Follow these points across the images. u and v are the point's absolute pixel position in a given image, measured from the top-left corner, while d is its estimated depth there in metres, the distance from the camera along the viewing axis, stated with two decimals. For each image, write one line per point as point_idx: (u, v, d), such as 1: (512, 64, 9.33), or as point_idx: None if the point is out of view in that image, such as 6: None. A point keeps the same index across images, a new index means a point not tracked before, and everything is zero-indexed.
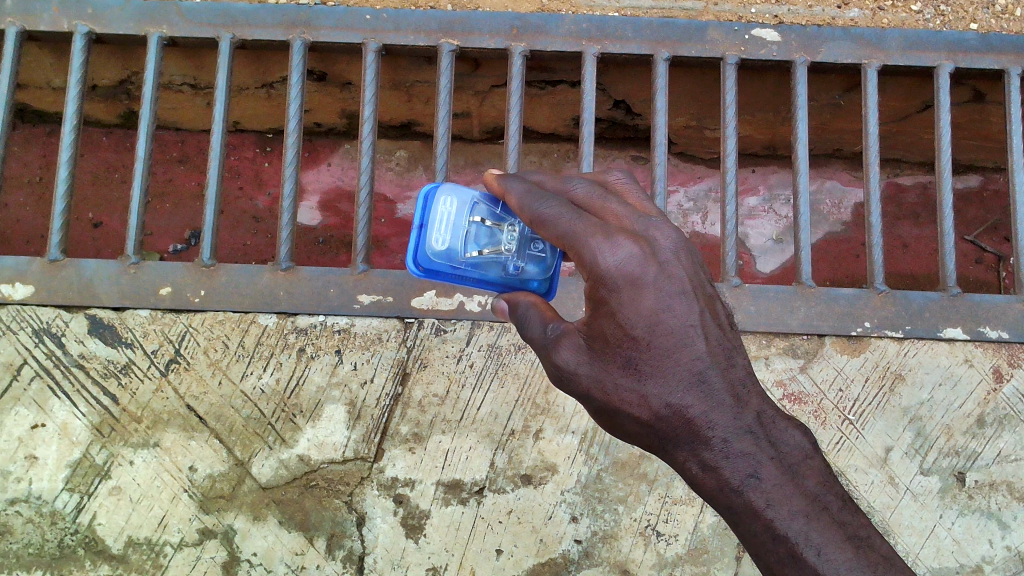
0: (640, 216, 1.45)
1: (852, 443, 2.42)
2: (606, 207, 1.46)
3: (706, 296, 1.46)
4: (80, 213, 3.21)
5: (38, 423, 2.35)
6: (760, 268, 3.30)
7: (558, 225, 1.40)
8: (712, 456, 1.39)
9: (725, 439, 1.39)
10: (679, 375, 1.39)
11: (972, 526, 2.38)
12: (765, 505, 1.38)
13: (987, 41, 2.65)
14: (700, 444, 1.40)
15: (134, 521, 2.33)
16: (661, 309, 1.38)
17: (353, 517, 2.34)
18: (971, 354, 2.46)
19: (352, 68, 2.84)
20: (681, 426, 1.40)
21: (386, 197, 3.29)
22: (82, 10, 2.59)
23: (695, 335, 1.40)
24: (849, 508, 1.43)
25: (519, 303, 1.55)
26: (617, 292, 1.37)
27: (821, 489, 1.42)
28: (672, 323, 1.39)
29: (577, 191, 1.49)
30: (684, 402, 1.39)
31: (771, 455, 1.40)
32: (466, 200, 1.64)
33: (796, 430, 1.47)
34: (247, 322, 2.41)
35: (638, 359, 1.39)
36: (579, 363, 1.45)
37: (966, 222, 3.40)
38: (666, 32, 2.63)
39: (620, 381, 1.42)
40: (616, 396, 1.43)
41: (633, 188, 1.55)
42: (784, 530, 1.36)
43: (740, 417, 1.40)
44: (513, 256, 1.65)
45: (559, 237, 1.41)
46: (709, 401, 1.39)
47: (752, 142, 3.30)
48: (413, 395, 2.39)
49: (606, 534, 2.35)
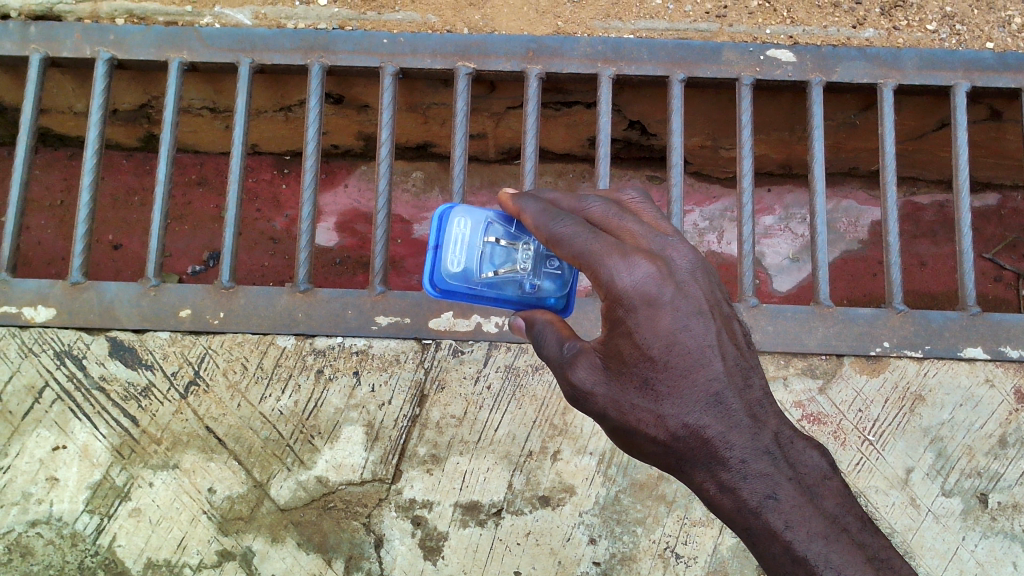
0: (655, 236, 1.45)
1: (872, 464, 2.40)
2: (622, 227, 1.46)
3: (722, 315, 1.46)
4: (100, 235, 3.25)
5: (59, 445, 2.37)
6: (776, 288, 3.29)
7: (574, 244, 1.39)
8: (730, 477, 1.39)
9: (743, 460, 1.38)
10: (696, 395, 1.39)
11: (995, 548, 2.36)
12: (784, 527, 1.37)
13: (1003, 60, 2.65)
14: (718, 464, 1.39)
15: (154, 542, 2.34)
16: (677, 329, 1.38)
17: (371, 539, 2.34)
18: (991, 374, 2.44)
19: (369, 91, 2.87)
20: (698, 447, 1.39)
21: (402, 218, 3.31)
22: (104, 36, 2.64)
23: (711, 355, 1.40)
24: (869, 529, 1.42)
25: (536, 321, 1.55)
26: (634, 311, 1.37)
27: (840, 510, 1.42)
28: (689, 343, 1.39)
29: (592, 209, 1.49)
30: (701, 422, 1.38)
31: (789, 476, 1.40)
32: (480, 220, 1.66)
33: (814, 451, 1.46)
34: (265, 344, 2.42)
35: (654, 379, 1.39)
36: (595, 383, 1.44)
37: (985, 240, 3.38)
38: (681, 54, 2.65)
39: (637, 401, 1.41)
40: (632, 416, 1.41)
41: (648, 206, 1.55)
42: (803, 552, 1.35)
43: (758, 438, 1.40)
44: (529, 274, 1.65)
45: (575, 256, 1.40)
46: (727, 422, 1.39)
47: (767, 161, 3.30)
48: (431, 417, 2.40)
49: (625, 556, 2.33)
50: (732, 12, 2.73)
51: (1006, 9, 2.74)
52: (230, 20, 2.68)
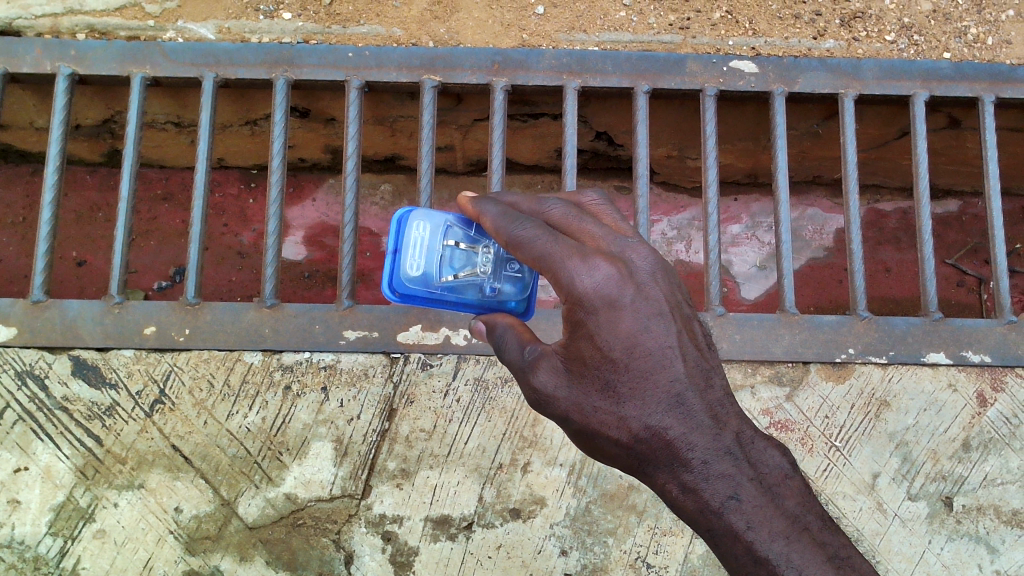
0: (615, 237, 1.45)
1: (840, 470, 2.42)
2: (582, 229, 1.46)
3: (683, 316, 1.47)
4: (63, 252, 3.21)
5: (21, 467, 2.33)
6: (744, 296, 3.32)
7: (534, 247, 1.39)
8: (692, 478, 1.39)
9: (705, 461, 1.39)
10: (658, 397, 1.40)
11: (961, 551, 2.39)
12: (745, 528, 1.37)
13: (960, 69, 2.70)
14: (680, 466, 1.40)
15: (119, 564, 2.31)
16: (638, 331, 1.39)
17: (341, 555, 2.32)
18: (954, 379, 2.48)
19: (335, 104, 2.86)
20: (661, 448, 1.40)
21: (370, 231, 3.30)
22: (65, 52, 2.61)
23: (672, 357, 1.41)
24: (830, 527, 1.43)
25: (496, 325, 1.56)
26: (595, 314, 1.38)
27: (802, 509, 1.42)
28: (650, 344, 1.40)
29: (551, 210, 1.48)
30: (663, 423, 1.39)
31: (750, 476, 1.41)
32: (439, 223, 1.65)
33: (775, 451, 1.47)
34: (232, 360, 2.40)
35: (616, 381, 1.40)
36: (557, 386, 1.45)
37: (947, 246, 3.44)
38: (645, 65, 2.67)
39: (599, 404, 1.42)
40: (594, 418, 1.43)
41: (607, 208, 1.55)
42: (765, 552, 1.35)
43: (720, 438, 1.41)
44: (490, 278, 1.66)
45: (535, 260, 1.39)
46: (688, 423, 1.40)
47: (734, 171, 3.33)
48: (400, 431, 2.38)
49: (596, 567, 2.34)
50: (695, 24, 2.75)
51: (962, 20, 2.79)
52: (194, 34, 2.67)
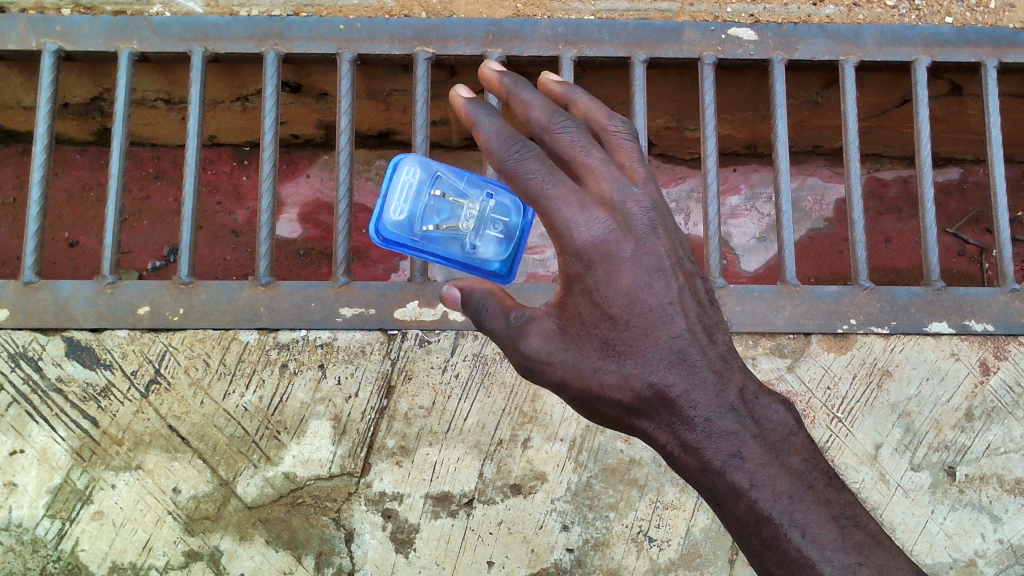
0: (617, 184, 1.43)
1: (842, 441, 2.40)
2: (588, 163, 1.43)
3: (684, 272, 1.48)
4: (56, 232, 3.17)
5: (16, 449, 2.30)
6: (744, 268, 3.30)
7: (530, 183, 1.34)
8: (694, 436, 1.38)
9: (708, 419, 1.38)
10: (658, 356, 1.40)
11: (964, 520, 2.37)
12: (748, 486, 1.35)
13: (962, 34, 2.65)
14: (681, 424, 1.39)
15: (118, 545, 2.28)
16: (637, 287, 1.40)
17: (341, 534, 2.30)
18: (957, 348, 2.46)
19: (328, 79, 2.82)
20: (662, 406, 1.40)
21: (365, 207, 3.27)
22: (50, 27, 2.56)
23: (672, 313, 1.42)
24: (835, 485, 1.40)
25: (474, 293, 1.52)
26: (593, 268, 1.39)
27: (806, 466, 1.39)
28: (649, 301, 1.41)
29: (557, 139, 1.44)
30: (666, 379, 1.39)
31: (754, 434, 1.38)
32: (432, 172, 1.68)
33: (779, 407, 1.44)
34: (227, 339, 2.38)
35: (615, 339, 1.42)
36: (551, 350, 1.45)
37: (948, 214, 3.41)
38: (642, 34, 2.62)
39: (597, 364, 1.43)
40: (593, 380, 1.43)
41: (629, 141, 1.52)
42: (768, 511, 1.33)
43: (723, 394, 1.40)
44: (474, 235, 1.69)
45: (529, 195, 1.35)
46: (690, 378, 1.40)
47: (732, 141, 3.29)
48: (399, 408, 2.36)
49: (598, 542, 2.32)
50: None
51: None
52: (181, 7, 2.60)
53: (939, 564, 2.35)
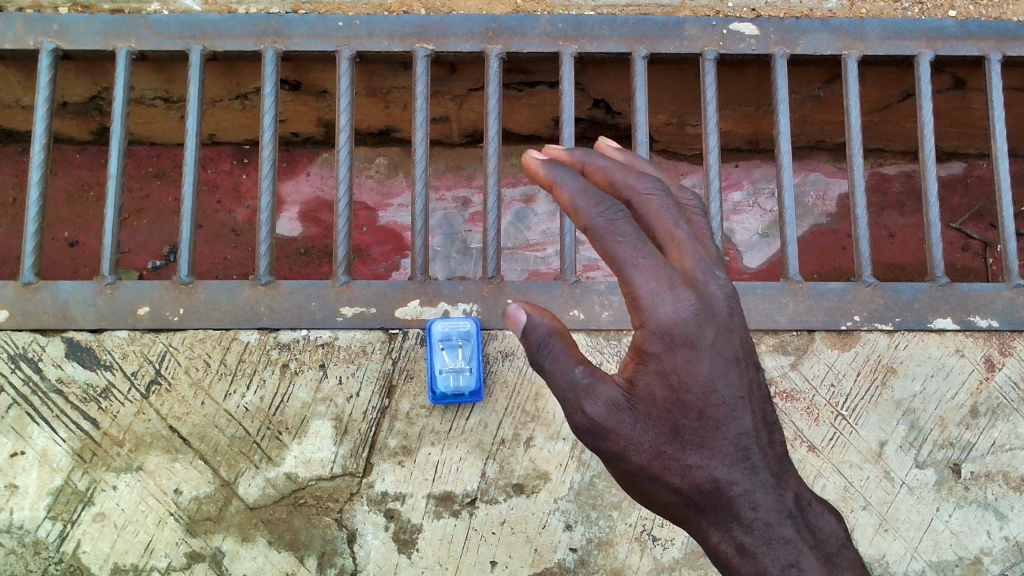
0: (700, 262, 1.42)
1: (846, 439, 2.38)
2: (674, 236, 1.43)
3: (754, 364, 1.44)
4: (55, 232, 3.16)
5: (17, 451, 2.29)
6: (747, 264, 3.28)
7: (620, 247, 1.31)
8: (751, 541, 1.31)
9: (765, 522, 1.32)
10: (727, 449, 1.35)
11: (969, 517, 2.36)
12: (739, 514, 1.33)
13: (966, 27, 2.63)
14: (737, 524, 1.33)
15: (120, 547, 2.27)
16: (714, 377, 1.37)
17: (343, 534, 2.29)
18: (961, 344, 2.44)
19: (327, 76, 2.80)
20: (720, 501, 1.34)
21: (366, 205, 3.27)
22: (47, 26, 2.54)
23: (743, 408, 1.38)
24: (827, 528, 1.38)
25: (538, 331, 1.40)
26: (673, 349, 1.36)
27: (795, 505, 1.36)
28: (725, 394, 1.37)
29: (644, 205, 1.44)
30: (730, 477, 1.34)
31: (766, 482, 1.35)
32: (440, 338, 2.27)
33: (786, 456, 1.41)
34: (228, 339, 2.37)
35: (686, 427, 1.36)
36: (615, 420, 1.38)
37: (952, 209, 3.39)
38: (643, 30, 2.60)
39: (663, 446, 1.37)
40: (655, 463, 1.37)
41: (703, 221, 1.52)
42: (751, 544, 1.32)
43: (782, 499, 1.35)
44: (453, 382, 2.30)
45: (610, 258, 1.33)
46: (753, 479, 1.35)
47: (734, 137, 3.27)
48: (401, 408, 2.35)
49: (601, 541, 2.31)
50: None
51: None
52: (179, 5, 2.58)
53: (945, 562, 2.34)
